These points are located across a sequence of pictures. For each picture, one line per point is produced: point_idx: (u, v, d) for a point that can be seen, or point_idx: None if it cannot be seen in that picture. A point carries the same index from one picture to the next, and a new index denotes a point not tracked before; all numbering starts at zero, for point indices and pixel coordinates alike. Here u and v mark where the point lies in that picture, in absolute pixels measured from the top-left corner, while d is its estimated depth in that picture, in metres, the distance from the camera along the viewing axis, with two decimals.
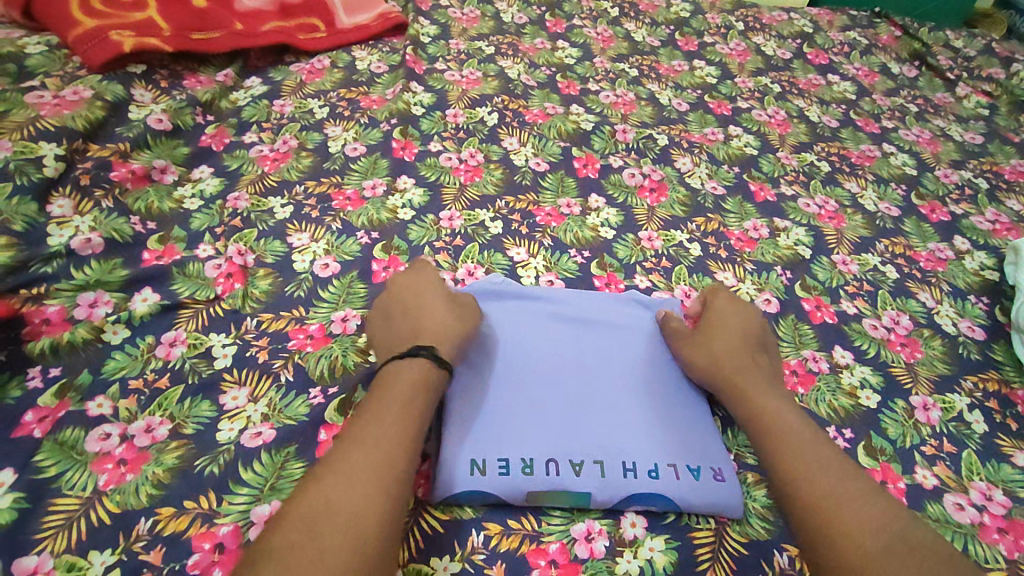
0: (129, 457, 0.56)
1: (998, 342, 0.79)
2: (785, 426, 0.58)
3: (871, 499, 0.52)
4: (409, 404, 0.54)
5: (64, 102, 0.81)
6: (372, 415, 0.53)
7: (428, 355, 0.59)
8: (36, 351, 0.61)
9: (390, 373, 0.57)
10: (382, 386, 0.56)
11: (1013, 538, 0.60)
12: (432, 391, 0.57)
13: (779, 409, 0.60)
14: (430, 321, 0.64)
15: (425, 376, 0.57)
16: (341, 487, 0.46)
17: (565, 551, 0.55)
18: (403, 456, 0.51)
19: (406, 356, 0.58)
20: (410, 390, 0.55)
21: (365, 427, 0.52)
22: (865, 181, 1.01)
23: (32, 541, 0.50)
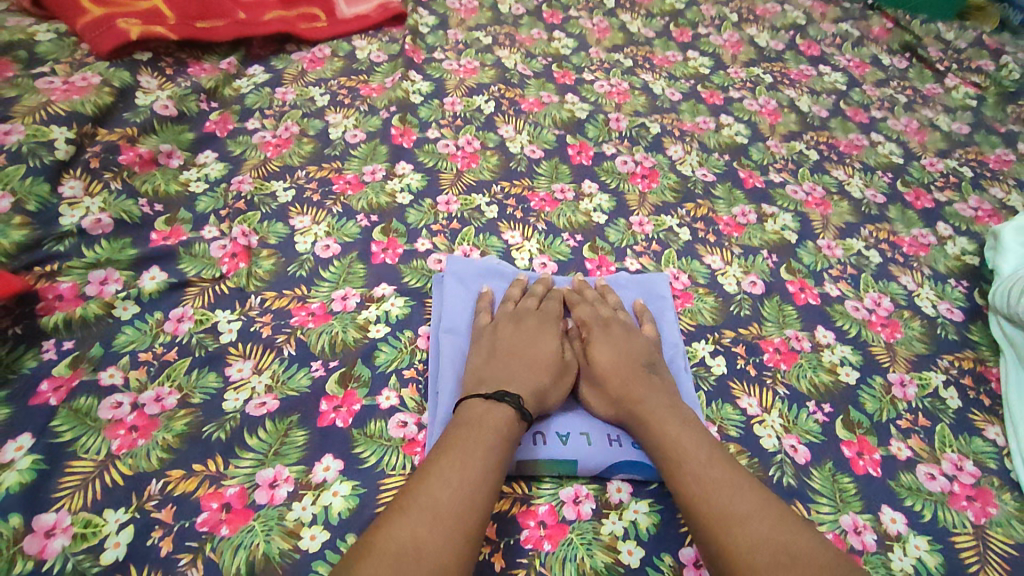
0: (140, 424, 0.59)
1: (975, 323, 0.82)
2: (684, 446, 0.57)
3: (766, 512, 0.51)
4: (496, 444, 0.55)
5: (73, 88, 0.84)
6: (456, 449, 0.53)
7: (511, 404, 0.58)
8: (50, 325, 0.64)
9: (475, 413, 0.57)
10: (468, 424, 0.56)
11: (980, 505, 0.64)
12: (513, 442, 0.56)
13: (676, 429, 0.58)
14: (523, 369, 0.63)
15: (510, 423, 0.57)
16: (425, 523, 0.47)
17: (554, 513, 0.58)
18: (486, 497, 0.51)
19: (489, 397, 0.58)
20: (491, 435, 0.55)
21: (451, 461, 0.52)
22: (852, 169, 1.03)
23: (51, 499, 0.53)
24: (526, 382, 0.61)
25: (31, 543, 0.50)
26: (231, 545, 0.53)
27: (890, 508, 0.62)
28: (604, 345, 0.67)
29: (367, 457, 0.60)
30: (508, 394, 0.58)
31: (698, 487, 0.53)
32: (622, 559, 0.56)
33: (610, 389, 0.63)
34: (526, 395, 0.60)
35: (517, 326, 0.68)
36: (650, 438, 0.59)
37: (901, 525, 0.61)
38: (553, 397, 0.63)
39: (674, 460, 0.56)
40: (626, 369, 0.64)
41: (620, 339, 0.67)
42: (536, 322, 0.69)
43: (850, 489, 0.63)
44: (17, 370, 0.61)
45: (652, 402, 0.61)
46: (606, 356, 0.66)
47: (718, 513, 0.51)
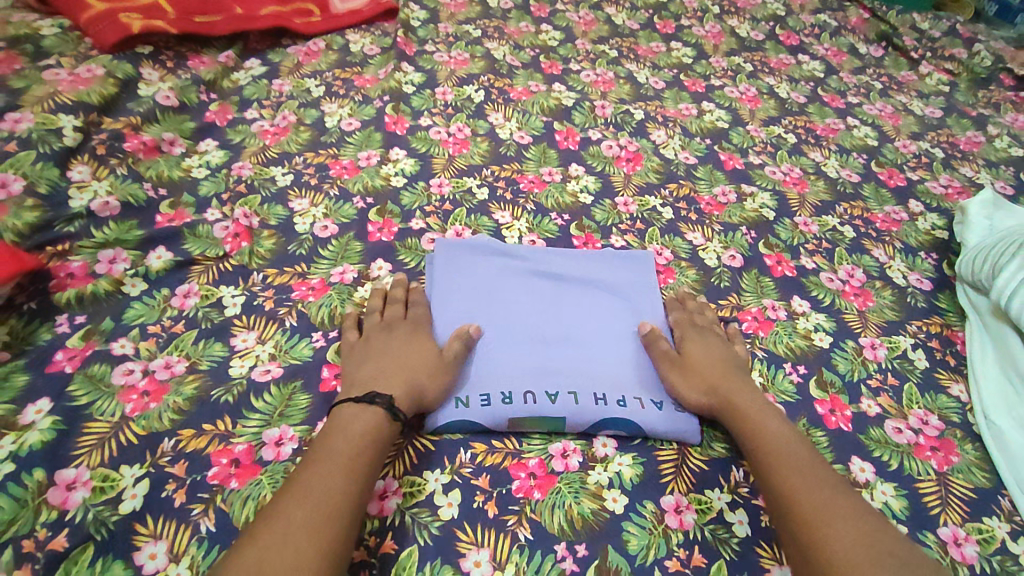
0: (151, 389, 0.62)
1: (943, 292, 0.87)
2: (784, 444, 0.61)
3: (860, 514, 0.55)
4: (362, 459, 0.56)
5: (79, 79, 0.87)
6: (319, 466, 0.54)
7: (383, 405, 0.60)
8: (63, 301, 0.68)
9: (345, 418, 0.59)
10: (332, 435, 0.57)
11: (943, 454, 0.68)
12: (384, 445, 0.58)
13: (774, 427, 0.63)
14: (394, 370, 0.64)
15: (379, 419, 0.59)
16: (277, 546, 0.48)
17: (543, 465, 0.62)
18: (344, 514, 0.52)
19: (361, 400, 0.60)
20: (355, 446, 0.56)
21: (306, 482, 0.53)
22: (828, 151, 1.07)
23: (70, 457, 0.56)
24: (398, 383, 0.62)
25: (54, 495, 0.54)
26: (240, 496, 0.56)
27: (860, 459, 0.66)
28: (702, 345, 0.71)
29: None
30: (378, 395, 0.60)
31: (797, 481, 0.58)
32: (607, 505, 0.60)
33: (705, 379, 0.67)
34: (398, 392, 0.62)
35: (389, 335, 0.68)
36: (745, 429, 0.63)
37: (869, 474, 0.65)
38: (432, 393, 0.63)
39: (773, 455, 0.60)
40: (723, 369, 0.69)
41: (715, 342, 0.72)
42: (409, 328, 0.69)
43: (822, 442, 0.67)
44: (33, 342, 0.64)
45: (749, 404, 0.65)
46: (703, 356, 0.70)
47: (818, 507, 0.55)
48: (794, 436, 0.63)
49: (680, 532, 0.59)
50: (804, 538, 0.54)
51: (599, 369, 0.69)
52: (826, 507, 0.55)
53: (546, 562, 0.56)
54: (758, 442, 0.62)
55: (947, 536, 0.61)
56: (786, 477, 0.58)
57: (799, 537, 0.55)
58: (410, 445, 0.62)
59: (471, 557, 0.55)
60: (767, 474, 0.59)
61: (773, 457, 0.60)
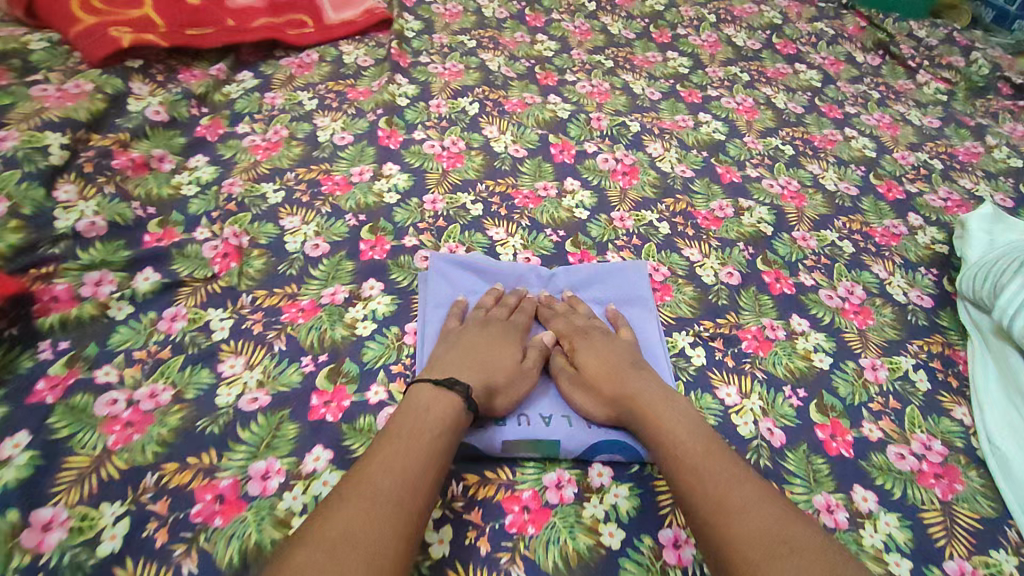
0: (135, 419, 0.61)
1: (944, 309, 0.86)
2: (682, 441, 0.60)
3: (762, 507, 0.54)
4: (420, 466, 0.55)
5: (67, 95, 0.86)
6: (403, 442, 0.56)
7: (460, 394, 0.61)
8: (46, 326, 0.66)
9: (423, 405, 0.60)
10: (408, 417, 0.59)
11: (947, 482, 0.67)
12: (458, 433, 0.60)
13: (674, 423, 0.61)
14: (480, 364, 0.66)
15: (450, 417, 0.60)
16: (365, 513, 0.50)
17: (537, 498, 0.61)
18: (424, 492, 0.54)
19: (441, 385, 0.62)
20: (435, 425, 0.58)
21: (389, 455, 0.55)
22: (826, 163, 1.06)
23: (49, 494, 0.55)
24: (478, 377, 0.65)
25: (29, 537, 0.52)
26: (225, 535, 0.55)
27: (862, 487, 0.65)
28: (591, 349, 0.70)
29: (356, 448, 0.62)
30: (458, 382, 0.62)
31: (694, 480, 0.56)
32: (603, 541, 0.58)
33: (602, 391, 0.66)
34: (476, 386, 0.64)
35: (481, 331, 0.71)
36: (648, 437, 0.62)
37: (871, 503, 0.64)
38: (506, 397, 0.65)
39: (672, 457, 0.59)
40: (617, 370, 0.67)
41: (604, 340, 0.71)
42: (503, 329, 0.72)
43: (823, 469, 0.66)
44: (15, 370, 0.63)
45: (649, 400, 0.64)
46: (594, 358, 0.69)
47: (715, 507, 0.54)
48: (695, 429, 0.61)
49: (678, 569, 0.57)
50: (708, 542, 0.53)
51: None
52: (724, 505, 0.54)
53: None
54: (659, 446, 0.60)
55: (953, 570, 0.60)
56: (685, 476, 0.57)
57: (707, 544, 0.54)
58: None
59: None
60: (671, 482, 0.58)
61: (672, 460, 0.59)
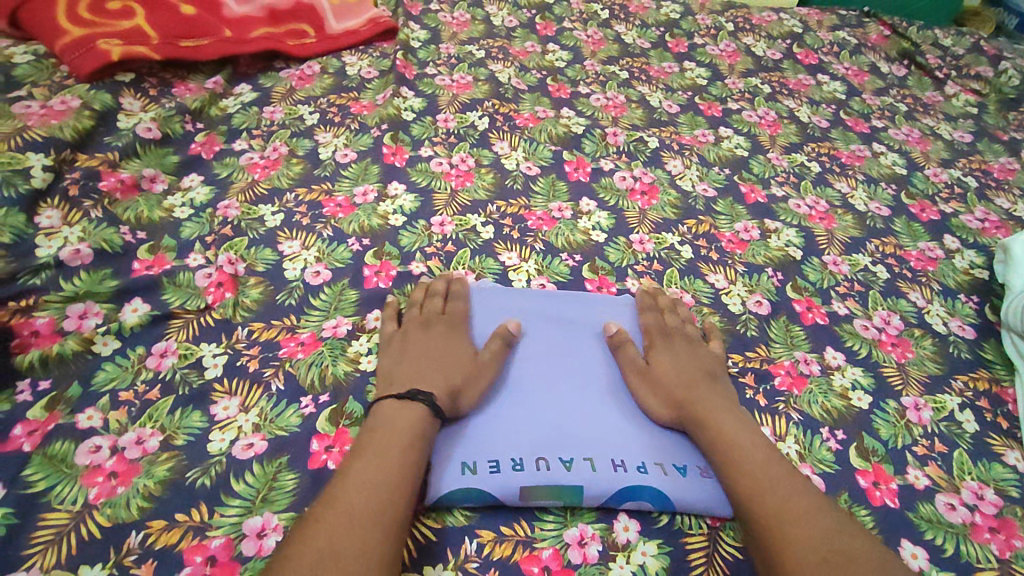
0: (120, 469, 0.56)
1: (988, 341, 0.80)
2: (743, 446, 0.59)
3: (819, 515, 0.53)
4: (397, 478, 0.53)
5: (52, 112, 0.80)
6: (375, 456, 0.54)
7: (424, 403, 0.59)
8: (25, 364, 0.61)
9: (387, 417, 0.58)
10: (378, 431, 0.57)
11: (1004, 537, 0.61)
12: (428, 443, 0.58)
13: (737, 431, 0.61)
14: (432, 368, 0.64)
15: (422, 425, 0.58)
16: (344, 529, 0.48)
17: (558, 557, 0.55)
18: (402, 504, 0.51)
19: (401, 398, 0.59)
20: (405, 436, 0.56)
21: (364, 470, 0.53)
22: (855, 181, 1.01)
23: (22, 557, 0.49)
24: (439, 380, 0.62)
25: None
26: None
27: (911, 543, 0.59)
28: (669, 351, 0.69)
29: None
30: (420, 391, 0.60)
31: (754, 483, 0.56)
32: None
33: (672, 390, 0.65)
34: (437, 392, 0.61)
35: (431, 334, 0.68)
36: (710, 438, 0.61)
37: (922, 561, 0.58)
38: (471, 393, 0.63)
39: (731, 460, 0.58)
40: (689, 375, 0.66)
41: (684, 346, 0.70)
42: (445, 325, 0.69)
43: (868, 522, 0.61)
44: None
45: (715, 409, 0.63)
46: (668, 361, 0.68)
47: (774, 510, 0.54)
48: (757, 439, 0.60)
49: None
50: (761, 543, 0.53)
51: (619, 433, 0.63)
52: (780, 509, 0.53)
53: None
54: (719, 448, 0.60)
55: None
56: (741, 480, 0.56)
57: (758, 545, 0.53)
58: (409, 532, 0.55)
59: None
60: (727, 482, 0.57)
61: (731, 465, 0.58)
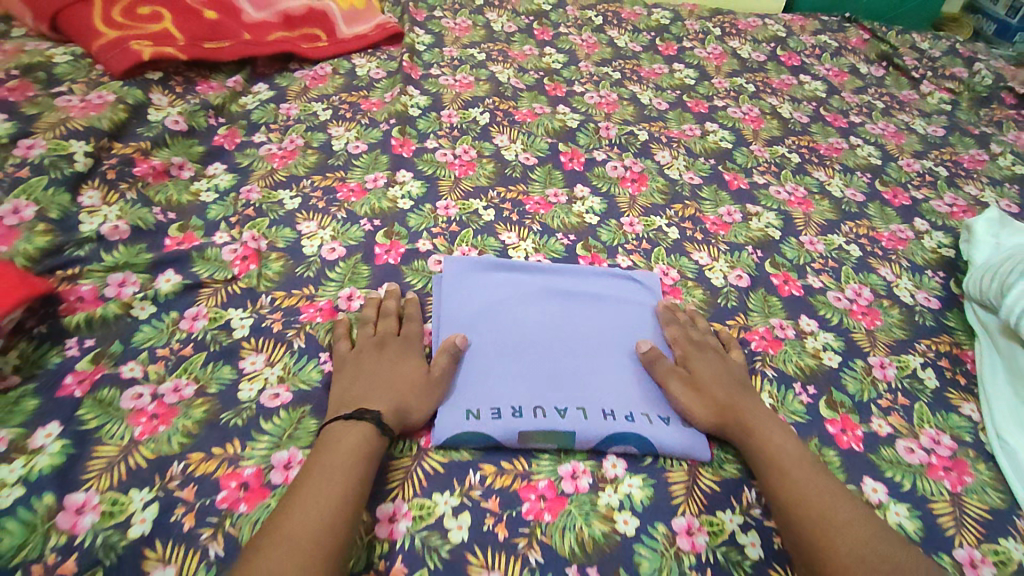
0: (160, 412, 0.63)
1: (951, 310, 0.87)
2: (785, 457, 0.63)
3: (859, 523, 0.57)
4: (337, 498, 0.54)
5: (90, 106, 0.88)
6: (318, 477, 0.56)
7: (372, 422, 0.60)
8: (72, 324, 0.68)
9: (333, 438, 0.59)
10: (323, 452, 0.58)
11: (956, 474, 0.68)
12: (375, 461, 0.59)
13: (780, 442, 0.64)
14: (381, 388, 0.64)
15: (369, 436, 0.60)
16: (281, 556, 0.49)
17: (553, 487, 0.62)
18: (342, 524, 0.53)
19: (350, 417, 0.61)
20: (350, 456, 0.58)
21: (305, 493, 0.54)
22: (832, 170, 1.08)
23: (80, 481, 0.57)
24: (389, 398, 0.63)
25: (64, 519, 0.55)
26: (249, 521, 0.56)
27: (871, 479, 0.67)
28: (705, 363, 0.71)
29: None
30: (367, 411, 0.61)
31: (799, 492, 0.60)
32: (618, 528, 0.59)
33: (716, 402, 0.68)
34: (387, 409, 0.62)
35: (383, 350, 0.69)
36: (755, 447, 0.64)
37: (881, 495, 0.65)
38: (421, 408, 0.64)
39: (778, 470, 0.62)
40: (728, 387, 0.69)
41: (717, 359, 0.72)
42: (398, 344, 0.70)
43: (835, 460, 0.68)
44: (43, 366, 0.65)
45: (758, 421, 0.66)
46: (707, 372, 0.70)
47: (822, 521, 0.57)
48: (799, 450, 0.64)
49: (692, 555, 0.59)
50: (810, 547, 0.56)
51: (609, 386, 0.70)
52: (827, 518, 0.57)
53: None
54: (766, 460, 0.63)
55: (963, 558, 0.61)
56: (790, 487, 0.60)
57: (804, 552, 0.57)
58: (419, 467, 0.62)
59: None
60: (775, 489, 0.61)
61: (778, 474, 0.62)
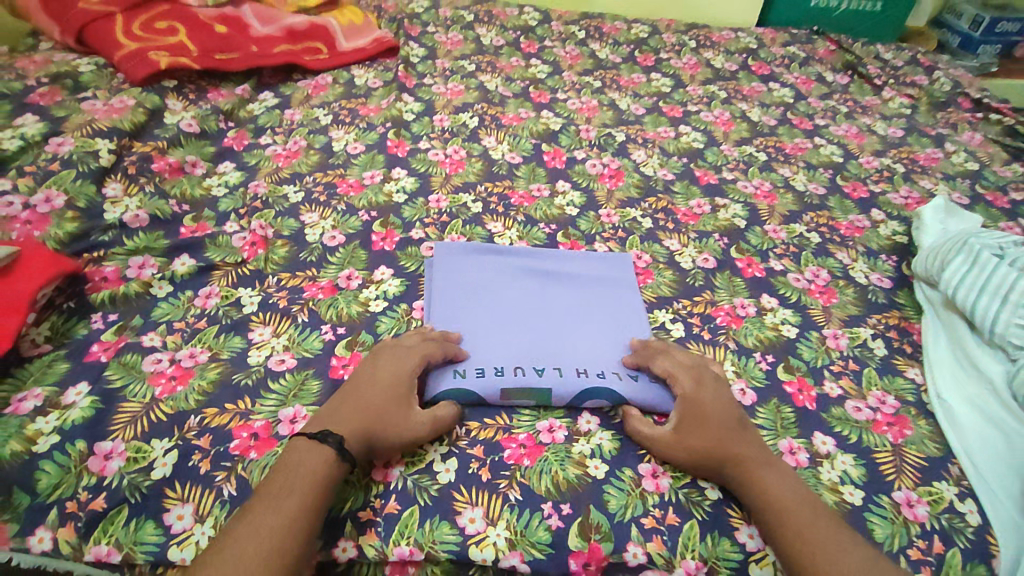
0: (178, 374, 0.70)
1: (902, 289, 0.94)
2: (784, 497, 0.62)
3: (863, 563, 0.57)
4: (290, 516, 0.55)
5: (112, 109, 0.96)
6: (276, 494, 0.56)
7: (335, 445, 0.60)
8: (98, 300, 0.76)
9: (294, 459, 0.59)
10: (284, 467, 0.59)
11: (898, 428, 0.75)
12: (337, 480, 0.60)
13: (775, 481, 0.64)
14: (358, 416, 0.64)
15: (318, 471, 0.59)
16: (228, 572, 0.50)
17: (532, 438, 0.69)
18: (294, 542, 0.54)
19: (314, 438, 0.61)
20: (309, 475, 0.58)
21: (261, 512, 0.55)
22: (796, 167, 1.16)
23: (108, 432, 0.64)
24: (358, 423, 0.63)
25: (94, 463, 0.61)
26: (259, 465, 0.63)
27: (821, 433, 0.74)
28: (702, 398, 0.69)
29: None
30: (331, 433, 0.61)
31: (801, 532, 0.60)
32: (590, 472, 0.66)
33: (709, 444, 0.66)
34: (352, 436, 0.62)
35: (389, 369, 0.69)
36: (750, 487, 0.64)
37: (830, 446, 0.72)
38: (387, 441, 0.63)
39: (775, 509, 0.62)
40: (723, 426, 0.67)
41: (714, 394, 0.70)
42: (399, 371, 0.68)
43: (789, 417, 0.75)
44: (72, 336, 0.72)
45: (752, 461, 0.65)
46: (704, 408, 0.68)
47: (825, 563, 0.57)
48: (795, 487, 0.64)
49: (655, 494, 0.65)
50: None
51: (584, 351, 0.77)
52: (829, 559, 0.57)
53: (535, 519, 0.62)
54: (766, 501, 0.62)
55: (901, 499, 0.68)
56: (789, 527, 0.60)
57: None
58: None
59: (467, 514, 0.62)
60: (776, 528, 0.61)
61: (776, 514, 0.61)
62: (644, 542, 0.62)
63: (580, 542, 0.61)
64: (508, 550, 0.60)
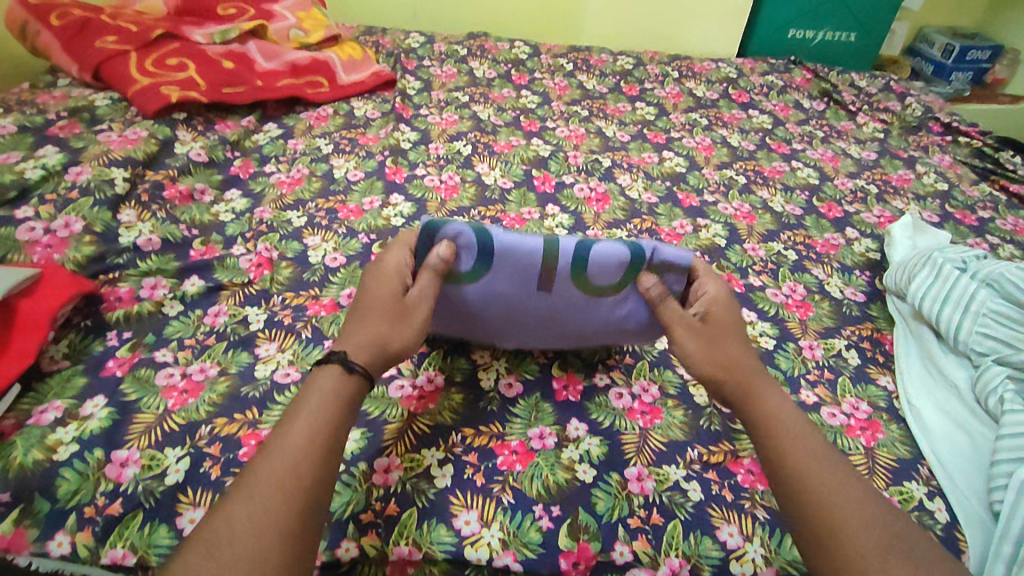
0: (189, 387, 0.74)
1: (875, 303, 1.00)
2: (792, 424, 0.63)
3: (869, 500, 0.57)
4: (305, 444, 0.53)
5: (127, 140, 1.02)
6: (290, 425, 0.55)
7: (340, 361, 0.59)
8: (113, 319, 0.80)
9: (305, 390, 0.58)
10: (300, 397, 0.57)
11: (871, 432, 0.79)
12: (352, 407, 0.58)
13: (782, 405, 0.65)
14: (358, 328, 0.64)
15: (332, 399, 0.57)
16: (240, 505, 0.48)
17: (523, 445, 0.73)
18: (310, 471, 0.52)
19: (318, 362, 0.60)
20: (324, 403, 0.56)
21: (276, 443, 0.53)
22: (774, 189, 1.22)
23: (123, 441, 0.68)
24: (361, 339, 0.62)
25: (111, 470, 0.65)
26: None
27: None
28: (718, 312, 0.73)
29: (372, 410, 0.75)
30: (333, 352, 0.60)
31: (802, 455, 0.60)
32: (578, 476, 0.70)
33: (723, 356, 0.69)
34: (357, 350, 0.61)
35: (376, 274, 0.69)
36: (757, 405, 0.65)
37: None
38: (396, 343, 0.64)
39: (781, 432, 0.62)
40: (734, 345, 0.70)
41: (733, 318, 0.73)
42: (386, 275, 0.69)
43: None
44: (88, 352, 0.76)
45: (761, 385, 0.67)
46: (717, 320, 0.72)
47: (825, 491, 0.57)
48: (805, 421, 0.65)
49: (641, 496, 0.69)
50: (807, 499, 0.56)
51: None
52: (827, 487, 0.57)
53: (526, 521, 0.66)
54: (772, 420, 0.63)
55: None
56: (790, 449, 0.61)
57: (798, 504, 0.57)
58: (409, 429, 0.73)
59: (463, 517, 0.65)
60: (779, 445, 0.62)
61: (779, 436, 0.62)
62: (630, 541, 0.65)
63: (570, 542, 0.65)
64: (502, 549, 0.63)
